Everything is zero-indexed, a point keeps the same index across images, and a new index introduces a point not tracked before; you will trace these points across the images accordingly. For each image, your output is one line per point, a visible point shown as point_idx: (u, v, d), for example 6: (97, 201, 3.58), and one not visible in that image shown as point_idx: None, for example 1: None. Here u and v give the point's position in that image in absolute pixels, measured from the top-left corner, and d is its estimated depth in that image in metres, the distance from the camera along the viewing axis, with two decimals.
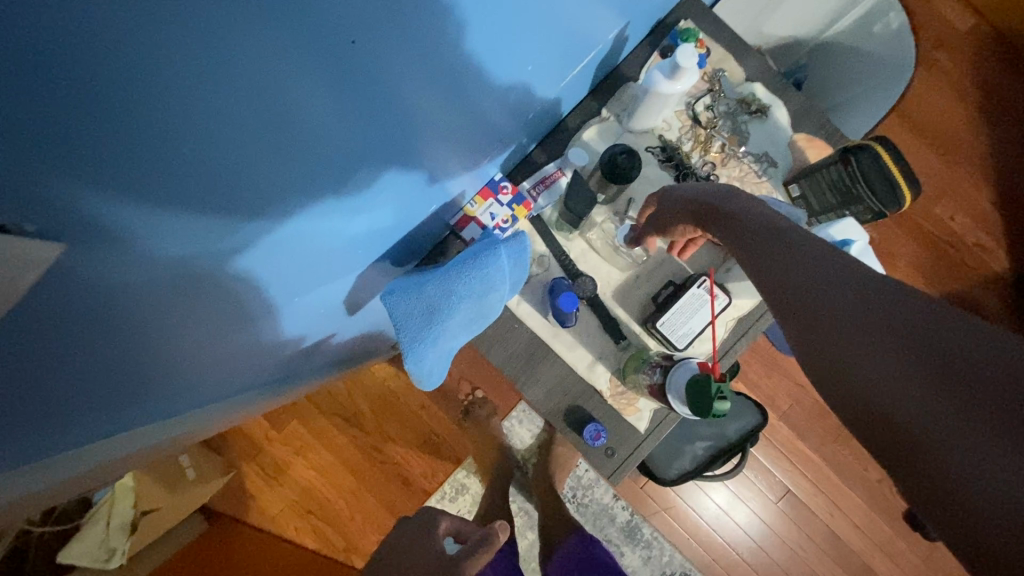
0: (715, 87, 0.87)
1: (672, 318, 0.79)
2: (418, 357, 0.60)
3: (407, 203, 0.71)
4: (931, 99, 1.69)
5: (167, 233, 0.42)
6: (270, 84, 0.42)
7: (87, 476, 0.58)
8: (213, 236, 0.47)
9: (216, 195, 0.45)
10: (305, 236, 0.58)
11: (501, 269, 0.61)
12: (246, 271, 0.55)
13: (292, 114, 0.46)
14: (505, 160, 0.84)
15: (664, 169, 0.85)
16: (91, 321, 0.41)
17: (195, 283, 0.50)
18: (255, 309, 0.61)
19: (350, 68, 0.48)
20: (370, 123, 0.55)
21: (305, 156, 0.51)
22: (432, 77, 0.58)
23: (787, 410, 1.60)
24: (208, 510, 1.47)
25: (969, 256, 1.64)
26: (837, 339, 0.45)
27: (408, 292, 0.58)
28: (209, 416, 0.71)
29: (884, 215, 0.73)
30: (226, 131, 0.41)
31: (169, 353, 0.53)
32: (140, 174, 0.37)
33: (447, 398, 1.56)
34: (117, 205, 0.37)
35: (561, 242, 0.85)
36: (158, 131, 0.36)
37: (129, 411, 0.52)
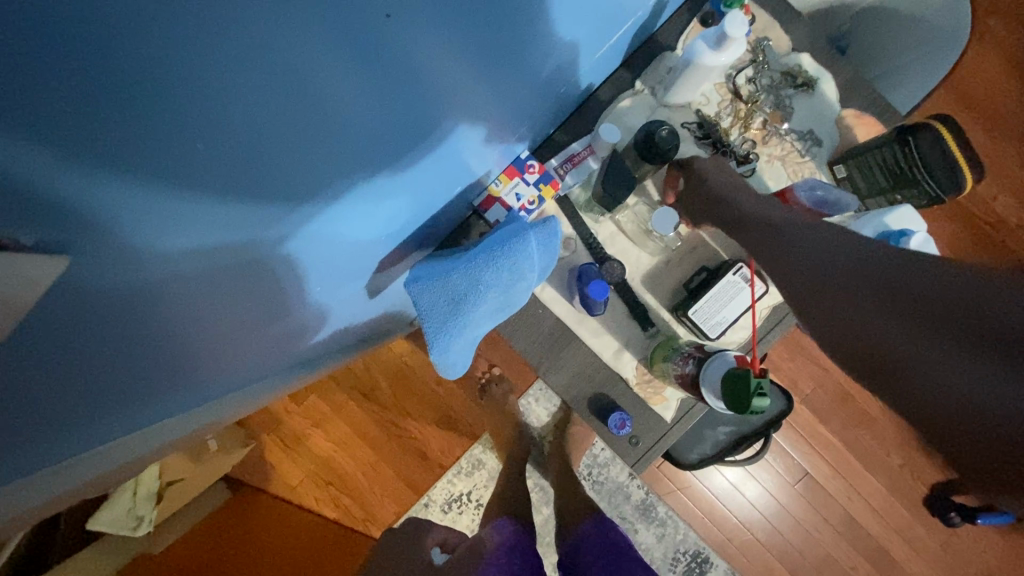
0: (758, 58, 0.81)
1: (705, 306, 0.76)
2: (443, 346, 0.57)
3: (433, 185, 0.68)
4: (980, 70, 1.59)
5: (180, 220, 0.40)
6: (280, 54, 0.39)
7: (120, 465, 0.58)
8: (233, 223, 0.45)
9: (232, 179, 0.42)
10: (332, 222, 0.57)
11: (530, 255, 0.58)
12: (270, 257, 0.53)
13: (309, 89, 0.43)
14: (532, 138, 0.79)
15: (701, 146, 0.80)
16: (106, 311, 0.40)
17: (217, 270, 0.48)
18: (283, 296, 0.60)
19: (368, 37, 0.45)
20: (395, 102, 0.52)
21: (329, 137, 0.48)
22: (455, 50, 0.55)
23: (809, 393, 1.57)
24: (231, 479, 1.50)
25: (1011, 238, 1.56)
26: (843, 301, 0.52)
27: (433, 280, 0.56)
28: (239, 401, 0.70)
29: (942, 199, 0.68)
30: (239, 107, 0.39)
31: (193, 348, 0.51)
32: (144, 156, 0.35)
33: (464, 375, 1.56)
34: (122, 187, 0.35)
35: (589, 224, 0.81)
36: (163, 108, 0.34)
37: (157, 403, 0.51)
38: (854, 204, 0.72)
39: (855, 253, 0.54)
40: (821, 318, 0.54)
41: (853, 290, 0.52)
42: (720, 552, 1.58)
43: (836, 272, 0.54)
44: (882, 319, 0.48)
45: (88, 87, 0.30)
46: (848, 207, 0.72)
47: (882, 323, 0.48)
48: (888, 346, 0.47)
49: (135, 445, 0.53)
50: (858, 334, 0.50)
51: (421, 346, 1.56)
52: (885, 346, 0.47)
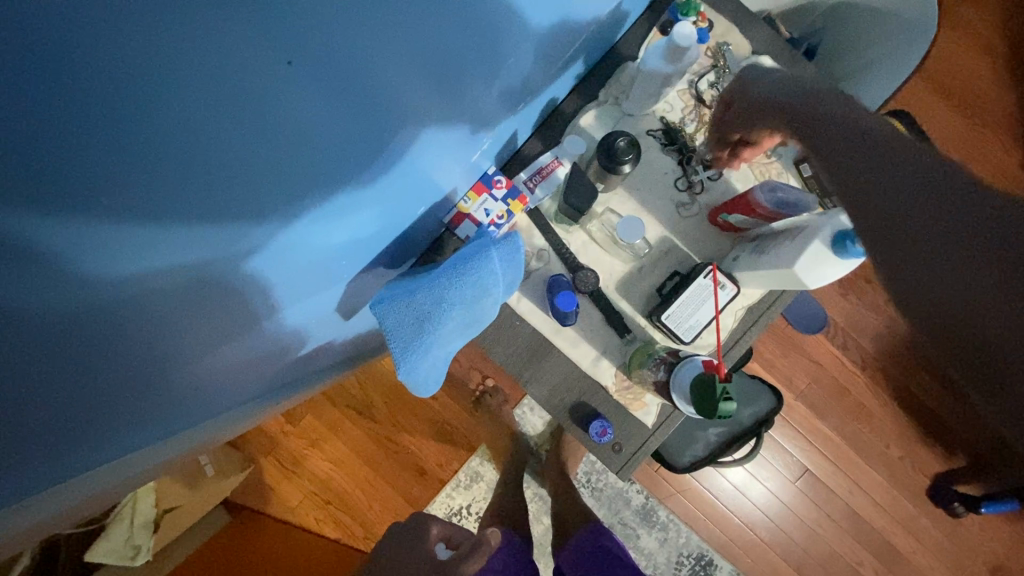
0: (720, 63, 0.82)
1: (678, 311, 0.76)
2: (412, 366, 0.58)
3: (400, 206, 0.68)
4: (954, 57, 1.60)
5: (126, 257, 0.41)
6: (217, 79, 0.40)
7: (102, 493, 0.58)
8: (193, 260, 0.46)
9: (187, 208, 0.43)
10: (300, 252, 0.58)
11: (493, 272, 0.59)
12: (236, 290, 0.53)
13: (255, 110, 0.44)
14: (499, 154, 0.80)
15: (666, 153, 0.82)
16: (59, 338, 0.40)
17: (184, 302, 0.48)
18: (254, 326, 0.61)
19: (312, 54, 0.46)
20: (354, 121, 0.53)
21: (282, 166, 0.49)
22: (410, 65, 0.55)
23: (804, 389, 1.57)
24: (230, 504, 1.51)
25: None
26: (944, 269, 0.45)
27: (399, 301, 0.58)
28: (222, 426, 0.71)
29: None
30: (181, 132, 0.40)
31: (159, 383, 0.52)
32: (76, 185, 0.35)
33: (458, 387, 1.56)
34: (49, 223, 0.35)
35: (561, 234, 0.82)
36: (83, 131, 0.34)
37: (133, 433, 0.51)
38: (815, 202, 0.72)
39: (935, 200, 0.46)
40: (912, 280, 0.47)
41: (937, 250, 0.45)
42: (724, 553, 1.57)
43: (939, 227, 0.46)
44: (961, 277, 0.43)
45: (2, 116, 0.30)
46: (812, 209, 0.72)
47: (958, 280, 0.44)
48: (998, 337, 0.41)
49: (113, 475, 0.53)
50: (918, 290, 0.46)
51: None
52: (996, 335, 0.42)
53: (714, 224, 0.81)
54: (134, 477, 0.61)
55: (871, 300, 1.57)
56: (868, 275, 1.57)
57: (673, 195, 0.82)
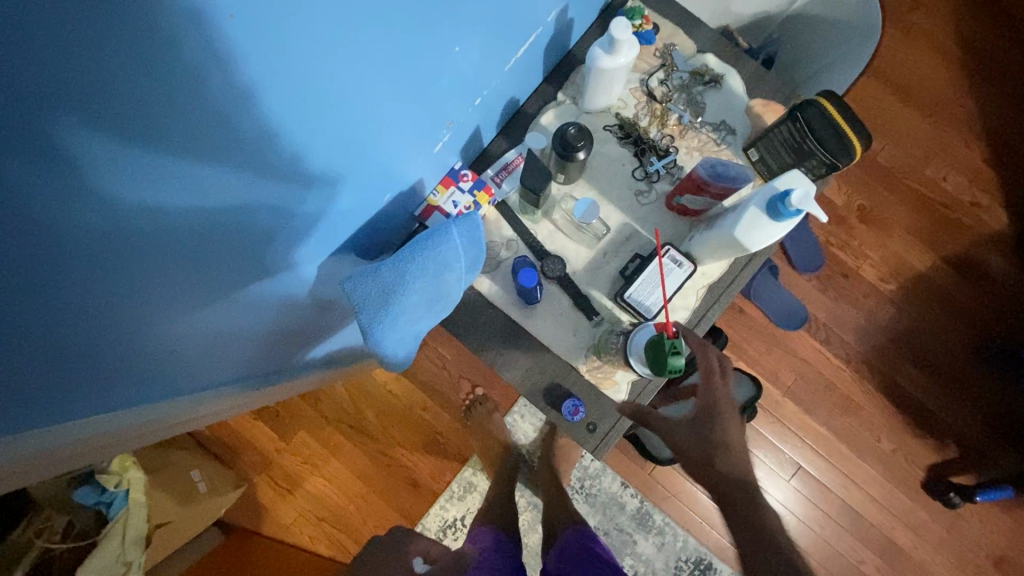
0: (667, 62, 0.89)
1: (640, 288, 0.81)
2: (380, 336, 0.62)
3: (379, 187, 0.73)
4: (911, 61, 1.68)
5: (156, 197, 0.43)
6: (271, 58, 0.45)
7: (62, 460, 0.58)
8: (202, 210, 0.49)
9: (208, 167, 0.46)
10: (290, 218, 0.62)
11: (455, 248, 0.65)
12: (232, 249, 0.57)
13: (262, 102, 0.47)
14: (466, 151, 0.85)
15: (623, 146, 0.87)
16: (84, 275, 0.41)
17: (184, 256, 0.51)
18: (241, 293, 0.64)
19: (305, 69, 0.49)
20: (330, 122, 0.56)
21: (296, 131, 0.53)
22: (387, 74, 0.59)
23: (791, 385, 1.58)
24: (224, 524, 1.50)
25: (965, 216, 1.63)
26: None
27: (366, 276, 0.60)
28: (188, 411, 0.71)
29: (837, 168, 0.74)
30: (212, 115, 0.43)
31: (149, 335, 0.53)
32: (106, 161, 0.38)
33: (449, 398, 1.58)
34: (115, 156, 0.38)
35: (528, 225, 0.86)
36: (124, 118, 0.37)
37: (110, 383, 0.52)
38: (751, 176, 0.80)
39: None
40: None
41: None
42: (723, 557, 1.55)
43: None
44: None
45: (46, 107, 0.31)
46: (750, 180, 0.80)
47: None
48: None
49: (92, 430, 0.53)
50: None
51: (406, 374, 1.59)
52: None
53: (670, 208, 0.85)
54: (102, 444, 0.62)
55: (850, 295, 1.60)
56: (844, 271, 1.61)
57: (631, 184, 0.87)
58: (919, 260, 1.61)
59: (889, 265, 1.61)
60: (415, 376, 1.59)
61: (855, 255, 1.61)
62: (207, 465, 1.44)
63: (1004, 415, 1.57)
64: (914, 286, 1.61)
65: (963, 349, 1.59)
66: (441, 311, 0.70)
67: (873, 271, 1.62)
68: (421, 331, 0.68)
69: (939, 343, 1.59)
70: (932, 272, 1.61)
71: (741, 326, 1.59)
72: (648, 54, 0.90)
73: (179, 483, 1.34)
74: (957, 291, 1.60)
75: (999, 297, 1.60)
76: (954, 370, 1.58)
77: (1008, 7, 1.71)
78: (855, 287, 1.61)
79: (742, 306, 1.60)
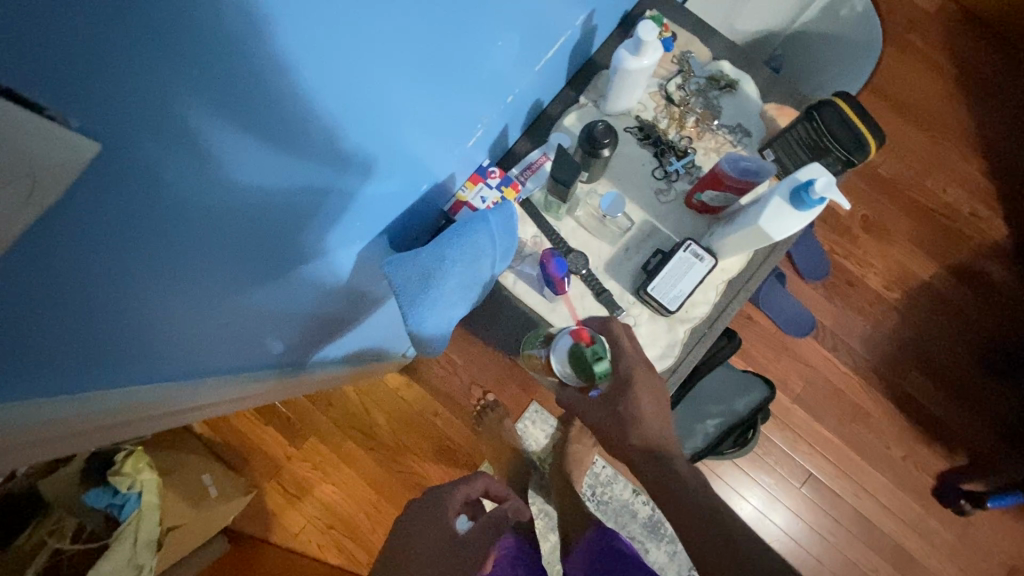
0: (684, 67, 0.93)
1: (663, 281, 0.83)
2: (417, 318, 0.71)
3: (426, 181, 0.76)
4: (908, 77, 1.75)
5: (241, 174, 0.46)
6: (351, 48, 0.49)
7: (76, 436, 0.57)
8: (277, 191, 0.51)
9: (291, 151, 0.49)
10: (351, 209, 0.65)
11: (489, 236, 0.73)
12: (296, 233, 0.59)
13: (343, 90, 0.51)
14: (492, 150, 0.88)
15: (643, 146, 0.90)
16: (165, 238, 0.44)
17: (251, 235, 0.53)
18: (292, 276, 0.66)
19: (351, 60, 0.50)
20: (372, 119, 0.57)
21: (369, 122, 0.56)
22: (433, 72, 0.61)
23: (800, 392, 1.59)
24: (231, 532, 1.49)
25: (966, 226, 1.67)
26: None
27: (405, 260, 0.69)
28: (203, 397, 0.71)
29: (852, 164, 0.82)
30: (299, 100, 0.47)
31: (202, 305, 0.56)
32: (207, 133, 0.40)
33: (460, 403, 1.58)
34: (215, 129, 0.41)
35: (552, 221, 0.89)
36: (228, 97, 0.40)
37: (157, 343, 0.54)
38: (774, 170, 0.83)
39: None
40: None
41: None
42: None
43: None
44: None
45: (144, 64, 0.33)
46: (772, 174, 0.83)
47: None
48: None
49: (130, 388, 0.55)
50: None
51: (417, 379, 1.59)
52: None
53: (690, 206, 0.89)
54: (136, 416, 0.63)
55: (856, 303, 1.63)
56: (849, 279, 1.64)
57: (651, 183, 0.90)
58: (922, 269, 1.64)
59: (892, 273, 1.64)
60: (426, 381, 1.59)
61: (860, 263, 1.64)
62: (217, 471, 1.43)
63: (1010, 422, 1.59)
64: (918, 294, 1.63)
65: (969, 357, 1.61)
66: (474, 298, 0.79)
67: (878, 280, 1.65)
68: (457, 317, 0.77)
69: (945, 350, 1.61)
70: (935, 281, 1.64)
71: (750, 333, 1.61)
72: (665, 61, 0.94)
73: (189, 486, 1.33)
74: (961, 299, 1.63)
75: (1002, 305, 1.63)
76: (960, 377, 1.60)
77: (1001, 28, 1.78)
78: (859, 296, 1.63)
79: (750, 312, 1.62)
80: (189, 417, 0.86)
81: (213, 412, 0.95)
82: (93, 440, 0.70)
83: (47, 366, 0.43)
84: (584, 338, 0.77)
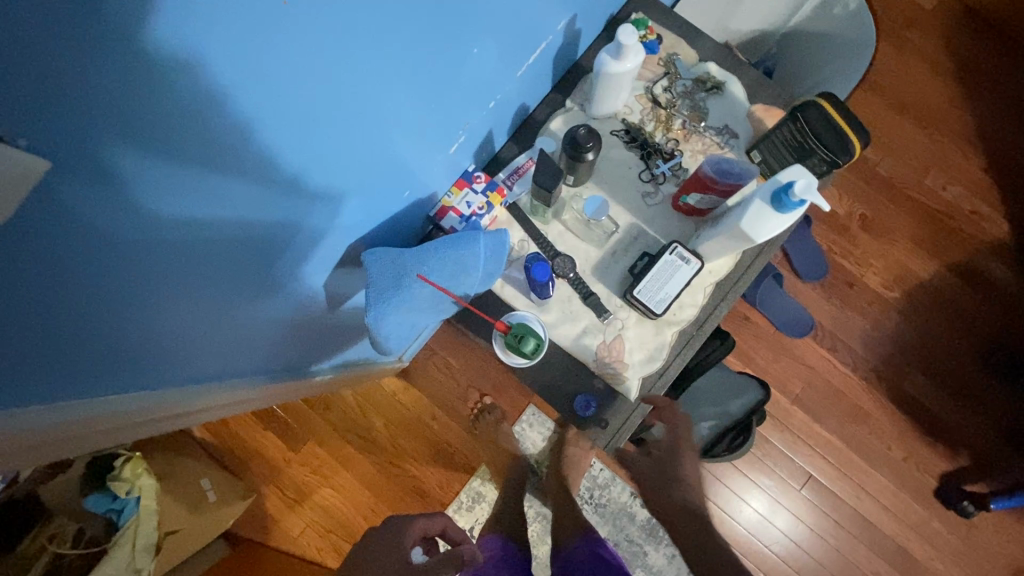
0: (671, 70, 0.93)
1: (649, 284, 0.83)
2: (378, 316, 0.70)
3: (406, 191, 0.76)
4: (906, 74, 1.73)
5: (200, 197, 0.46)
6: (312, 70, 0.49)
7: (51, 450, 0.58)
8: (241, 210, 0.52)
9: (251, 170, 0.50)
10: (327, 221, 0.65)
11: (475, 256, 0.76)
12: (266, 248, 0.60)
13: (305, 111, 0.51)
14: (478, 155, 0.88)
15: (630, 149, 0.90)
16: (126, 263, 0.45)
17: (219, 253, 0.54)
18: (268, 288, 0.67)
19: (322, 82, 0.51)
20: (340, 135, 0.57)
21: (334, 140, 0.57)
22: (403, 89, 0.62)
23: (799, 392, 1.58)
24: (231, 536, 1.50)
25: (966, 224, 1.65)
26: None
27: (387, 255, 0.70)
28: (186, 407, 0.71)
29: (838, 164, 0.81)
30: (258, 123, 0.47)
31: (171, 323, 0.56)
32: (164, 159, 0.41)
33: (457, 406, 1.57)
34: (167, 156, 0.41)
35: (539, 226, 0.89)
36: (183, 123, 0.41)
37: (126, 362, 0.55)
38: (758, 173, 0.83)
39: None
40: None
41: None
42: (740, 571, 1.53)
43: None
44: None
45: (95, 89, 0.33)
46: (755, 176, 0.83)
47: None
48: None
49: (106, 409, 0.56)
50: None
51: (414, 383, 1.58)
52: None
53: (677, 209, 0.88)
54: (116, 430, 0.64)
55: (855, 304, 1.61)
56: (848, 279, 1.62)
57: (638, 187, 0.89)
58: (922, 268, 1.62)
59: (892, 272, 1.62)
60: (423, 384, 1.59)
61: (859, 263, 1.63)
62: (216, 476, 1.44)
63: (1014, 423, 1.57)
64: (918, 294, 1.62)
65: (971, 356, 1.59)
66: (446, 311, 0.81)
67: (877, 279, 1.63)
68: (419, 324, 0.79)
69: (945, 349, 1.60)
70: (935, 280, 1.62)
71: (748, 334, 1.60)
72: (652, 63, 0.94)
73: (188, 490, 1.34)
74: (962, 298, 1.62)
75: (1004, 305, 1.61)
76: (961, 378, 1.59)
77: (1001, 23, 1.76)
78: (858, 296, 1.62)
79: (748, 313, 1.61)
80: (177, 423, 0.87)
81: (203, 417, 0.96)
82: (76, 450, 0.71)
83: (15, 392, 0.44)
84: (502, 326, 0.83)
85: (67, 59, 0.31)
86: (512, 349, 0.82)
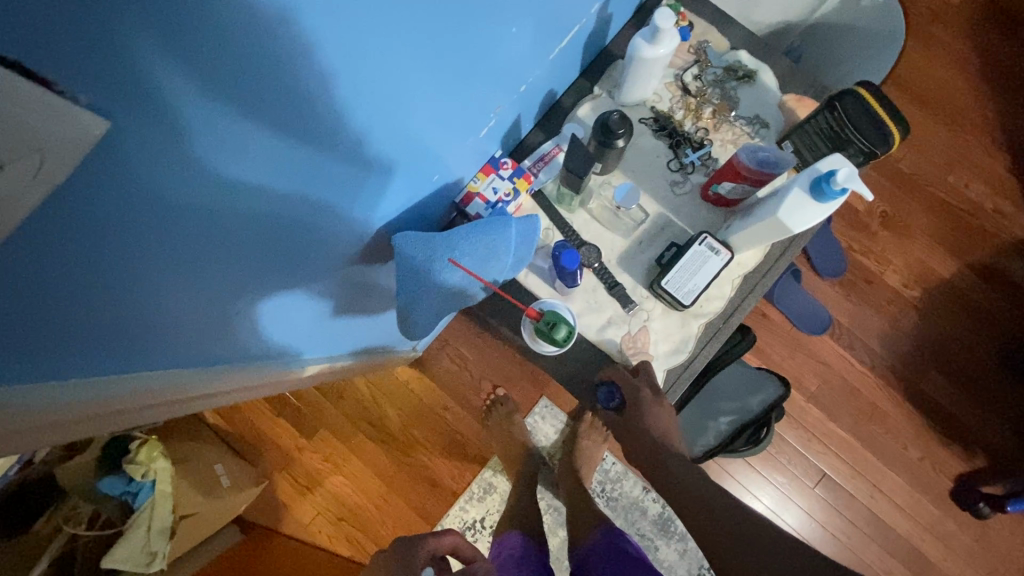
0: (701, 57, 0.91)
1: (677, 275, 0.82)
2: (412, 300, 0.72)
3: (437, 174, 0.75)
4: (931, 69, 1.70)
5: (242, 172, 0.45)
6: (361, 46, 0.48)
7: (74, 426, 0.57)
8: (280, 188, 0.51)
9: (295, 147, 0.49)
10: (360, 202, 0.64)
11: (506, 241, 0.75)
12: (300, 228, 0.59)
13: (352, 88, 0.50)
14: (504, 141, 0.87)
15: (658, 138, 0.89)
16: (164, 235, 0.44)
17: (253, 231, 0.53)
18: (297, 269, 0.65)
19: (369, 57, 0.50)
20: (382, 113, 0.56)
21: (376, 119, 0.56)
22: (444, 68, 0.60)
23: (815, 390, 1.56)
24: (243, 522, 1.50)
25: (989, 223, 1.62)
26: None
27: (419, 238, 0.70)
28: (206, 387, 0.70)
29: (875, 155, 0.80)
30: (307, 98, 0.46)
31: (200, 300, 0.55)
32: (212, 130, 0.40)
33: (470, 397, 1.57)
34: (216, 127, 0.40)
35: (564, 214, 0.88)
36: (234, 94, 0.40)
37: (153, 338, 0.54)
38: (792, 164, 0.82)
39: None
40: None
41: None
42: None
43: None
44: None
45: (152, 51, 0.32)
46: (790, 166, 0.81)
47: None
48: None
49: (131, 385, 0.55)
50: None
51: (427, 373, 1.58)
52: None
53: (706, 199, 0.87)
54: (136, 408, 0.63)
55: (874, 301, 1.60)
56: (867, 276, 1.60)
57: (666, 176, 0.88)
58: (943, 266, 1.60)
59: (912, 270, 1.60)
60: (436, 374, 1.58)
61: (878, 260, 1.61)
62: (230, 462, 1.44)
63: None
64: (938, 293, 1.60)
65: (990, 358, 1.57)
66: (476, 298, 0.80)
67: (896, 277, 1.61)
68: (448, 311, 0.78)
69: (964, 349, 1.58)
70: (956, 279, 1.60)
71: (764, 331, 1.58)
72: (682, 50, 0.92)
73: (202, 474, 1.34)
74: (982, 298, 1.60)
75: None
76: (980, 378, 1.57)
77: None
78: (876, 294, 1.60)
79: (764, 310, 1.60)
80: (194, 404, 0.86)
81: (219, 400, 0.95)
82: (95, 428, 0.70)
83: (44, 362, 0.43)
84: (534, 315, 0.80)
85: (130, 20, 0.30)
86: (541, 336, 0.81)
